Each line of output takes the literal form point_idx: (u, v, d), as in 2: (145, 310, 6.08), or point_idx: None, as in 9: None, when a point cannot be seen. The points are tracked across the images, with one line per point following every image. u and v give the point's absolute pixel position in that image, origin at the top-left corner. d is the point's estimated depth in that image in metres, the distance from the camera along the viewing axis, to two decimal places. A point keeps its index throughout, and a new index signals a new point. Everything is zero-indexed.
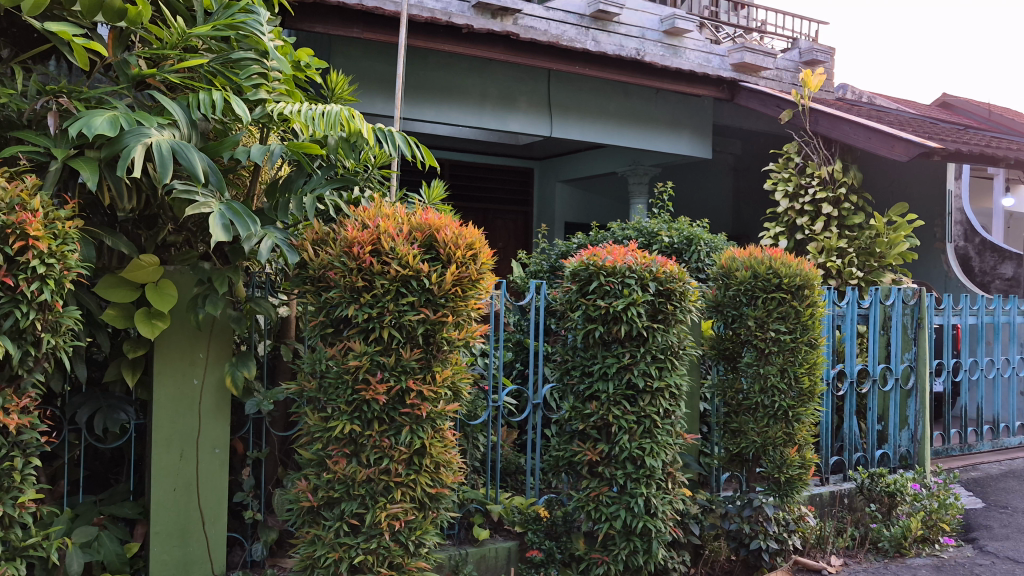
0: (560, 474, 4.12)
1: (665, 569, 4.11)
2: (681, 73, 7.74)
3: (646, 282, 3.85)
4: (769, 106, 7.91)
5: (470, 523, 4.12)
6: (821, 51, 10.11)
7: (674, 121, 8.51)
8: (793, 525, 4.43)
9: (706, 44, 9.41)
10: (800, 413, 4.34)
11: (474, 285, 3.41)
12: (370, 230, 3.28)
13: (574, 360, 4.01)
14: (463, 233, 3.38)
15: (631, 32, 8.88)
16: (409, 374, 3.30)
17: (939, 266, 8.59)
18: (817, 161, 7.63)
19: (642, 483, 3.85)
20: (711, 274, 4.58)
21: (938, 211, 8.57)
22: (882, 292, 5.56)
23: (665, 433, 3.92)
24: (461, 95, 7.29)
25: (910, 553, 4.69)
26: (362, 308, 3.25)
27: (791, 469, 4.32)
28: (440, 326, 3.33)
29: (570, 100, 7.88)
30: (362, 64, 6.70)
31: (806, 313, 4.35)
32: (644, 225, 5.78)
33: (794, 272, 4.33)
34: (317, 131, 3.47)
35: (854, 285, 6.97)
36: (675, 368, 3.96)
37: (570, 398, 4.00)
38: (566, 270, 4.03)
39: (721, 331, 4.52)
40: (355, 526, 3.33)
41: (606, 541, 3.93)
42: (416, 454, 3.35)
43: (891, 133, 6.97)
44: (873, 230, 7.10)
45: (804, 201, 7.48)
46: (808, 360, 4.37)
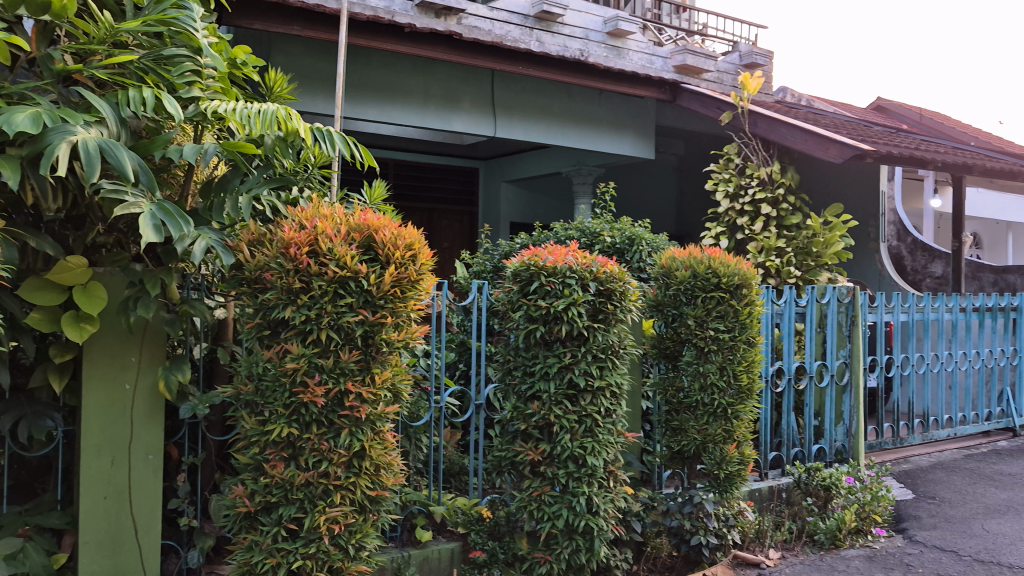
0: (503, 474, 4.10)
1: (608, 567, 4.13)
2: (623, 74, 7.81)
3: (586, 282, 3.88)
4: (709, 108, 8.03)
5: (412, 526, 4.10)
6: (760, 54, 10.31)
7: (617, 122, 8.59)
8: (733, 521, 4.50)
9: (649, 46, 9.51)
10: (739, 410, 4.41)
11: (414, 285, 3.40)
12: (308, 231, 3.24)
13: (516, 360, 4.02)
14: (402, 234, 3.36)
15: (575, 33, 8.93)
16: (348, 376, 3.27)
17: (873, 266, 8.84)
18: (756, 162, 7.77)
19: (584, 482, 3.87)
20: (652, 273, 4.63)
21: (871, 211, 8.79)
22: (818, 291, 5.69)
23: (606, 432, 3.95)
24: (404, 94, 7.25)
25: (844, 545, 4.79)
26: (299, 309, 3.21)
27: (730, 465, 4.38)
28: (380, 327, 3.31)
29: (514, 101, 7.88)
30: (303, 63, 6.62)
31: (743, 311, 4.42)
32: (586, 225, 5.85)
33: (732, 271, 4.40)
34: (253, 131, 3.41)
35: (792, 285, 7.14)
36: (616, 367, 3.99)
37: (512, 398, 4.01)
38: (508, 270, 4.03)
39: (662, 330, 4.57)
40: (294, 530, 3.29)
41: (549, 540, 3.93)
42: (355, 457, 3.32)
43: (826, 135, 7.13)
44: (810, 230, 7.28)
45: (743, 202, 7.61)
46: (746, 357, 4.44)
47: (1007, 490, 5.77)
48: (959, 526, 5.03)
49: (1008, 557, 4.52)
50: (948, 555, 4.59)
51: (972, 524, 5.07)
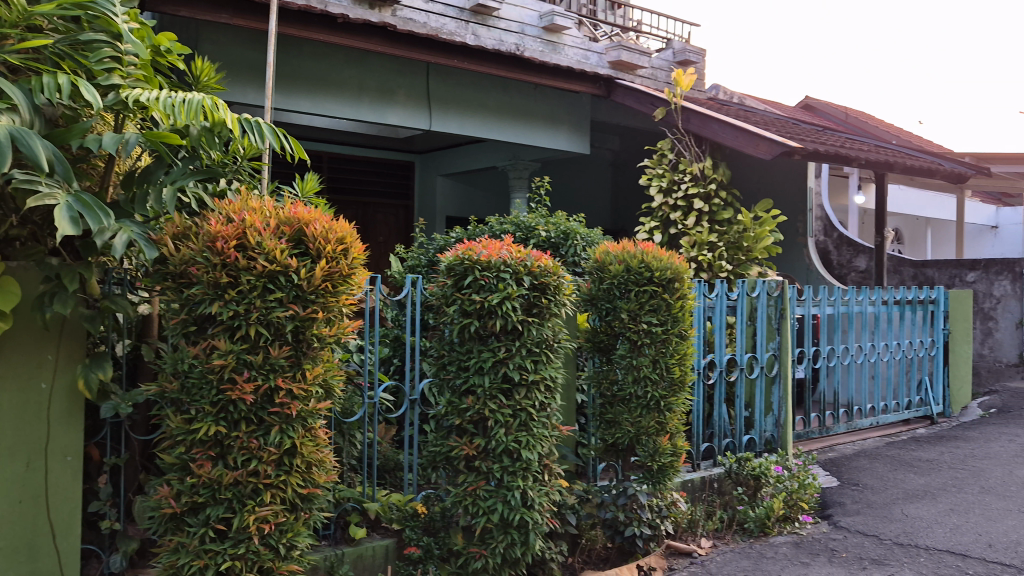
0: (438, 470, 4.06)
1: (542, 560, 4.15)
2: (558, 69, 7.84)
3: (520, 276, 3.89)
4: (644, 104, 8.11)
5: (346, 523, 4.05)
6: (693, 52, 10.50)
7: (553, 117, 8.62)
8: (666, 512, 4.56)
9: (585, 41, 9.56)
10: (671, 402, 4.47)
11: (345, 280, 3.36)
12: (235, 224, 3.16)
13: (450, 356, 3.98)
14: (333, 228, 3.31)
15: (511, 27, 8.90)
16: (278, 372, 3.20)
17: (801, 260, 9.10)
18: (689, 158, 7.87)
19: (518, 476, 3.88)
20: (586, 267, 4.66)
21: (799, 207, 9.03)
22: (748, 285, 5.80)
23: (541, 425, 3.97)
24: (337, 86, 7.14)
25: (773, 532, 4.91)
26: (226, 305, 3.13)
27: (663, 457, 4.44)
28: (311, 323, 3.25)
29: (449, 94, 7.83)
30: (231, 52, 6.46)
31: (676, 305, 4.48)
32: (521, 219, 5.87)
33: (664, 265, 4.44)
34: (178, 121, 3.31)
35: (724, 278, 7.29)
36: (550, 361, 4.01)
37: (446, 393, 3.97)
38: (442, 264, 4.00)
39: (596, 324, 4.60)
40: (222, 531, 3.21)
41: (484, 535, 3.92)
42: (286, 455, 3.26)
43: (756, 132, 7.26)
44: (740, 225, 7.44)
45: (676, 197, 7.72)
46: (678, 351, 4.51)
47: (925, 475, 5.99)
48: (880, 511, 5.21)
49: (925, 539, 4.70)
50: (869, 540, 4.74)
51: (892, 509, 5.25)
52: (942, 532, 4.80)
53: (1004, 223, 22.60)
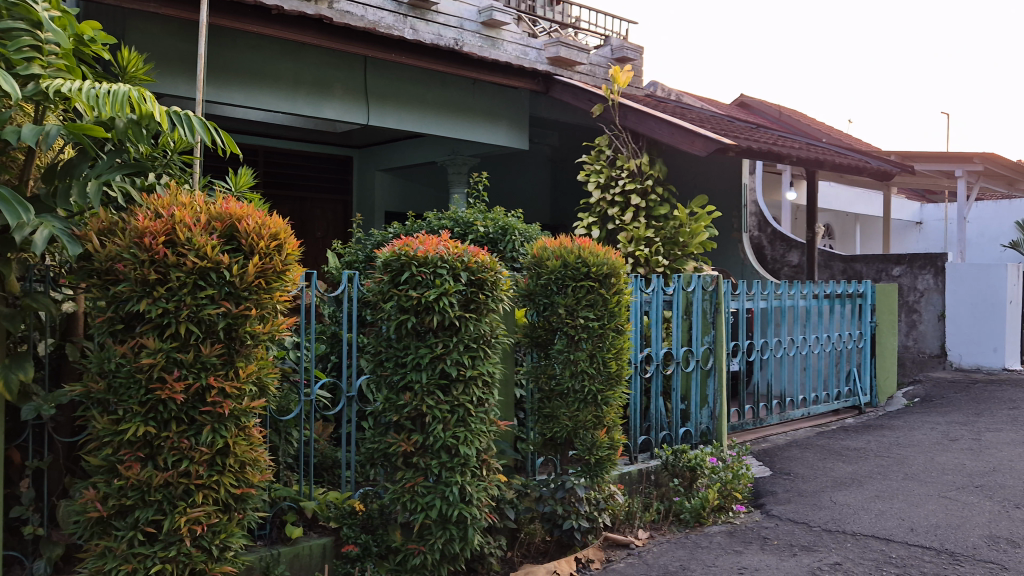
0: (376, 467, 4.04)
1: (481, 556, 4.16)
2: (496, 65, 7.84)
3: (458, 272, 3.89)
4: (581, 99, 8.16)
5: (282, 523, 4.00)
6: (630, 49, 10.66)
7: (491, 112, 8.61)
8: (603, 504, 4.60)
9: (524, 37, 9.59)
10: (608, 396, 4.52)
11: (279, 276, 3.31)
12: (164, 220, 3.09)
13: (387, 352, 3.95)
14: (266, 223, 3.26)
15: (450, 22, 8.85)
16: (209, 371, 3.14)
17: (736, 255, 9.32)
18: (626, 154, 7.96)
19: (456, 471, 3.88)
20: (524, 262, 4.68)
21: (734, 203, 9.22)
22: (684, 279, 5.90)
23: (478, 421, 3.97)
24: (271, 79, 7.01)
25: (707, 522, 5.00)
26: (155, 302, 3.06)
27: (600, 450, 4.49)
28: (244, 319, 3.20)
29: (387, 88, 7.77)
30: (160, 42, 6.28)
31: (612, 300, 4.53)
32: (459, 215, 5.88)
33: (601, 261, 4.49)
34: (102, 113, 3.20)
35: (660, 273, 7.42)
36: (488, 357, 4.02)
37: (383, 390, 3.94)
38: (378, 260, 3.98)
39: (533, 319, 4.62)
40: (151, 534, 3.13)
41: (423, 531, 3.91)
42: (218, 454, 3.20)
43: (690, 129, 7.37)
44: (676, 221, 7.57)
45: (614, 192, 7.80)
46: (615, 345, 4.55)
47: (852, 463, 6.18)
48: (810, 499, 5.36)
49: (852, 525, 4.85)
50: (799, 527, 4.88)
51: (822, 496, 5.41)
52: (868, 518, 4.96)
53: (927, 220, 23.45)
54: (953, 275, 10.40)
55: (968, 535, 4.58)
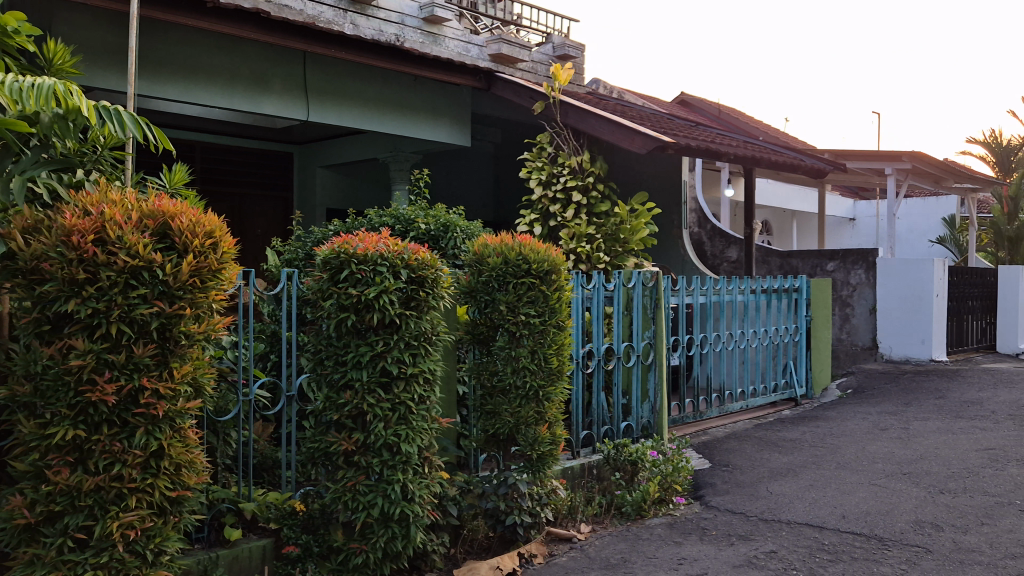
0: (317, 466, 4.01)
1: (424, 553, 4.16)
2: (438, 61, 7.83)
3: (397, 269, 3.88)
4: (523, 96, 8.19)
5: (220, 525, 3.95)
6: (572, 47, 10.76)
7: (433, 109, 8.59)
8: (546, 500, 4.63)
9: (466, 33, 9.57)
10: (550, 392, 4.55)
11: (215, 274, 3.26)
12: (93, 217, 3.01)
13: (327, 351, 3.93)
14: (201, 221, 3.21)
15: (391, 17, 8.78)
16: (142, 372, 3.07)
17: (676, 251, 9.46)
18: (568, 151, 8.02)
19: (398, 469, 3.87)
20: (464, 259, 4.67)
21: (674, 200, 9.36)
22: (624, 275, 5.99)
23: (420, 418, 3.96)
24: (207, 73, 6.87)
25: (648, 515, 5.07)
26: (84, 302, 2.98)
27: (542, 446, 4.52)
28: (178, 319, 3.14)
29: (327, 84, 7.68)
30: (89, 34, 6.11)
31: (553, 296, 4.57)
32: (400, 212, 5.86)
33: (541, 257, 4.52)
34: (27, 107, 3.24)
35: (602, 269, 7.48)
36: (429, 354, 4.01)
37: (324, 388, 3.91)
38: (317, 258, 3.94)
39: (475, 316, 4.63)
40: (82, 540, 3.04)
41: (364, 530, 3.89)
42: (152, 457, 3.13)
43: (630, 127, 7.46)
44: (617, 218, 7.67)
45: (555, 189, 7.85)
46: (556, 341, 4.59)
47: (788, 454, 6.34)
48: (748, 490, 5.48)
49: (786, 514, 4.98)
50: (737, 517, 4.99)
51: (759, 487, 5.54)
52: (802, 507, 5.09)
53: (860, 216, 24.15)
54: (884, 269, 10.65)
55: (896, 520, 4.74)
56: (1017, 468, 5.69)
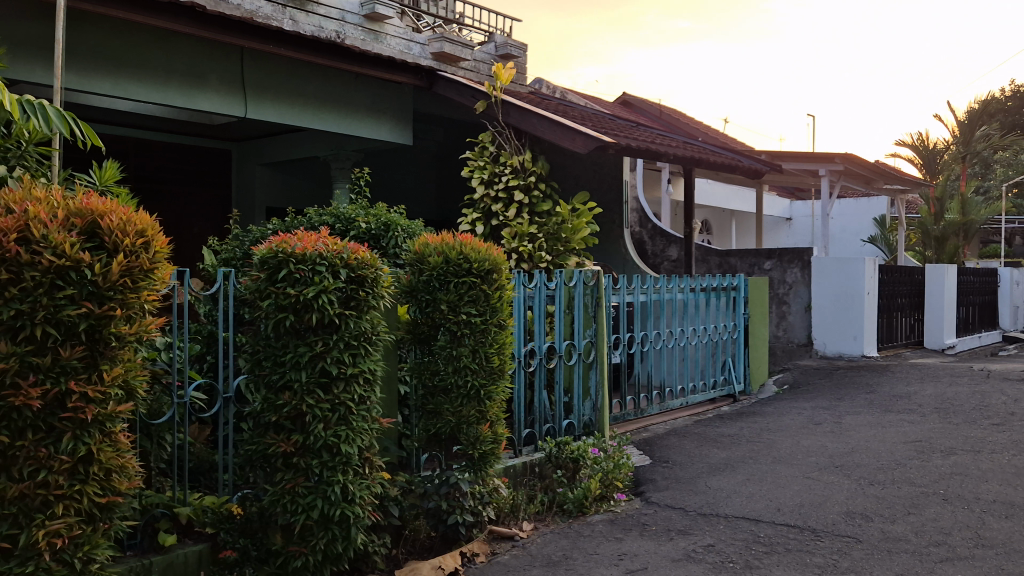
0: (255, 469, 3.94)
1: (365, 554, 4.13)
2: (379, 59, 7.77)
3: (337, 269, 3.85)
4: (465, 96, 8.18)
5: (154, 531, 3.85)
6: (514, 46, 10.79)
7: (375, 107, 8.52)
8: (487, 498, 4.66)
9: (407, 31, 9.52)
10: (491, 391, 4.56)
11: (147, 274, 3.18)
12: (16, 216, 2.90)
13: (265, 351, 3.87)
14: (132, 220, 3.13)
15: (331, 13, 8.69)
16: (70, 375, 2.99)
17: (617, 250, 9.57)
18: (509, 150, 8.04)
19: (338, 470, 3.83)
20: (405, 258, 4.64)
21: (615, 199, 9.46)
22: (566, 274, 6.03)
23: (360, 419, 3.92)
24: (139, 67, 6.70)
25: (590, 511, 5.11)
26: (7, 303, 2.86)
27: (484, 445, 4.53)
28: (108, 321, 3.05)
29: (266, 81, 7.56)
30: (14, 25, 5.91)
31: (494, 296, 4.58)
32: (341, 211, 5.81)
33: (482, 257, 4.53)
34: None
35: (544, 269, 7.49)
36: (369, 354, 3.98)
37: (262, 390, 3.86)
38: (255, 257, 3.89)
39: (416, 316, 4.61)
40: (5, 549, 2.93)
41: (304, 533, 3.84)
42: (81, 463, 3.04)
43: (571, 126, 7.51)
44: (559, 217, 7.71)
45: (497, 188, 7.85)
46: (497, 340, 4.61)
47: (726, 449, 6.47)
48: (687, 485, 5.58)
49: (724, 508, 5.07)
50: (676, 512, 5.07)
51: (697, 482, 5.64)
52: (739, 500, 5.20)
53: (796, 216, 24.78)
54: (818, 268, 10.92)
55: (828, 512, 4.88)
56: (942, 459, 5.91)
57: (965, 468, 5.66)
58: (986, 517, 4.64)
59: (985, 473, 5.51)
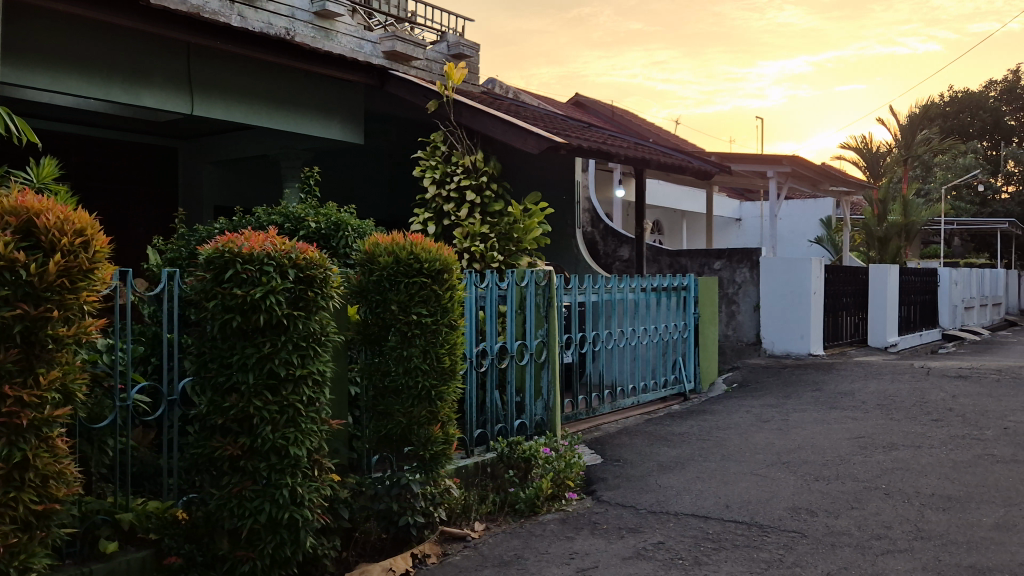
0: (201, 473, 3.87)
1: (315, 558, 4.07)
2: (329, 57, 7.69)
3: (285, 269, 3.80)
4: (416, 95, 8.14)
5: (94, 538, 3.74)
6: (466, 46, 10.78)
7: (325, 106, 8.43)
8: (439, 499, 4.63)
9: (359, 29, 9.44)
10: (442, 392, 4.53)
11: (86, 275, 3.10)
12: None
13: (211, 353, 3.80)
14: (70, 219, 3.05)
15: (280, 10, 8.57)
16: (4, 379, 2.90)
17: (570, 250, 9.61)
18: (461, 150, 8.04)
19: (287, 473, 3.78)
20: (355, 258, 4.60)
21: (567, 199, 9.50)
22: (518, 275, 6.03)
23: (309, 421, 3.87)
24: (80, 62, 6.53)
25: (542, 511, 5.12)
26: None
27: (435, 446, 4.51)
28: (44, 323, 2.97)
29: (213, 78, 7.43)
30: None
31: (445, 296, 4.56)
32: (290, 210, 5.74)
33: (433, 257, 4.52)
34: None
35: (496, 269, 7.49)
36: (318, 355, 3.93)
37: (208, 392, 3.79)
38: (200, 257, 3.81)
39: (366, 316, 4.56)
40: None
41: (251, 537, 3.78)
42: (16, 469, 2.95)
43: (522, 126, 7.53)
44: (510, 217, 7.72)
45: (449, 188, 7.83)
46: (448, 340, 4.59)
47: (676, 447, 6.54)
48: (638, 483, 5.63)
49: (674, 506, 5.13)
50: (627, 510, 5.11)
51: (648, 480, 5.69)
52: (688, 498, 5.26)
53: (746, 216, 25.20)
54: (766, 268, 11.11)
55: (775, 507, 4.96)
56: (885, 454, 6.05)
57: (906, 462, 5.80)
58: (926, 510, 4.77)
59: (925, 467, 5.66)
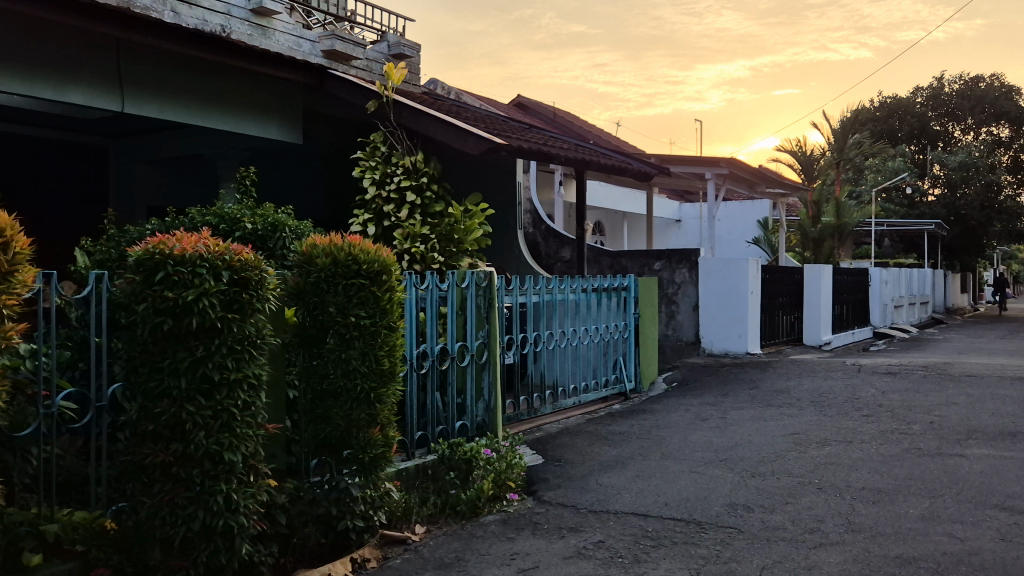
0: (131, 481, 3.75)
1: (252, 565, 3.99)
2: (266, 55, 7.56)
3: (218, 271, 3.72)
4: (356, 95, 8.05)
5: (17, 551, 3.59)
6: (407, 46, 10.72)
7: (262, 105, 8.29)
8: (379, 502, 4.59)
9: (297, 28, 9.28)
10: (382, 394, 4.49)
11: (5, 277, 2.99)
12: None
13: (141, 358, 3.69)
14: None
15: (215, 6, 8.34)
16: None
17: (511, 251, 9.62)
18: (401, 151, 8.01)
19: (221, 479, 3.70)
20: (291, 260, 4.51)
21: (508, 200, 9.51)
22: (458, 276, 6.01)
23: (244, 425, 3.79)
24: (4, 57, 6.28)
25: (482, 512, 5.12)
26: None
27: (374, 449, 4.47)
28: None
29: (145, 75, 7.24)
30: None
31: (383, 297, 4.52)
32: (225, 211, 5.62)
33: (371, 258, 4.48)
34: None
35: (436, 269, 7.47)
36: (253, 358, 3.85)
37: (138, 398, 3.68)
38: (129, 259, 3.70)
39: (303, 319, 4.48)
40: None
41: (185, 545, 3.70)
42: None
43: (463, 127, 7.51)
44: (451, 218, 7.71)
45: (390, 189, 7.75)
46: (387, 343, 4.55)
47: (616, 446, 6.60)
48: (578, 483, 5.66)
49: (614, 505, 5.17)
50: (568, 510, 5.13)
51: (588, 479, 5.72)
52: (628, 496, 5.32)
53: (685, 217, 25.59)
54: (705, 268, 11.30)
55: (712, 504, 5.04)
56: (817, 450, 6.21)
57: (838, 457, 5.96)
58: (857, 503, 4.90)
59: (856, 462, 5.82)
